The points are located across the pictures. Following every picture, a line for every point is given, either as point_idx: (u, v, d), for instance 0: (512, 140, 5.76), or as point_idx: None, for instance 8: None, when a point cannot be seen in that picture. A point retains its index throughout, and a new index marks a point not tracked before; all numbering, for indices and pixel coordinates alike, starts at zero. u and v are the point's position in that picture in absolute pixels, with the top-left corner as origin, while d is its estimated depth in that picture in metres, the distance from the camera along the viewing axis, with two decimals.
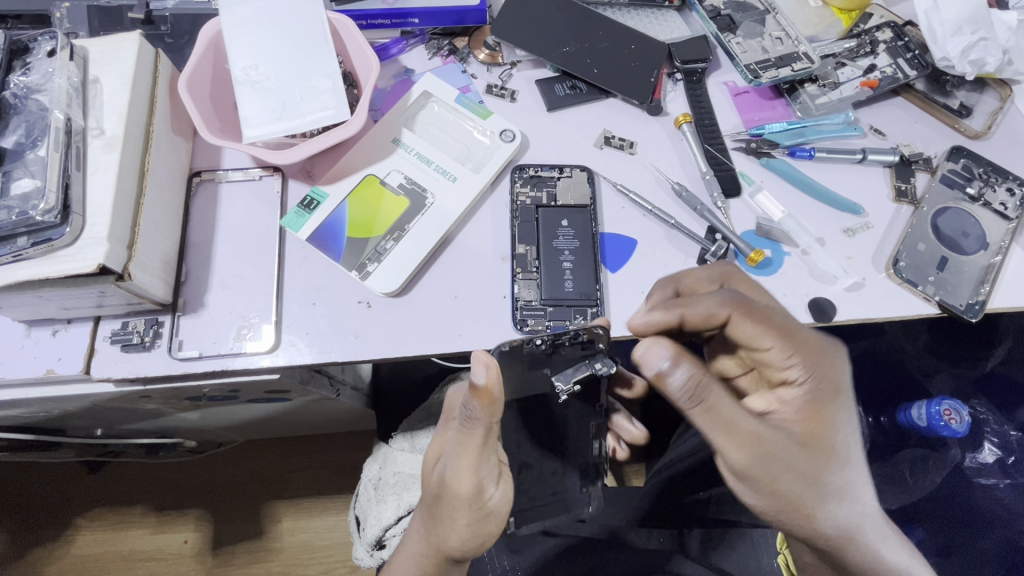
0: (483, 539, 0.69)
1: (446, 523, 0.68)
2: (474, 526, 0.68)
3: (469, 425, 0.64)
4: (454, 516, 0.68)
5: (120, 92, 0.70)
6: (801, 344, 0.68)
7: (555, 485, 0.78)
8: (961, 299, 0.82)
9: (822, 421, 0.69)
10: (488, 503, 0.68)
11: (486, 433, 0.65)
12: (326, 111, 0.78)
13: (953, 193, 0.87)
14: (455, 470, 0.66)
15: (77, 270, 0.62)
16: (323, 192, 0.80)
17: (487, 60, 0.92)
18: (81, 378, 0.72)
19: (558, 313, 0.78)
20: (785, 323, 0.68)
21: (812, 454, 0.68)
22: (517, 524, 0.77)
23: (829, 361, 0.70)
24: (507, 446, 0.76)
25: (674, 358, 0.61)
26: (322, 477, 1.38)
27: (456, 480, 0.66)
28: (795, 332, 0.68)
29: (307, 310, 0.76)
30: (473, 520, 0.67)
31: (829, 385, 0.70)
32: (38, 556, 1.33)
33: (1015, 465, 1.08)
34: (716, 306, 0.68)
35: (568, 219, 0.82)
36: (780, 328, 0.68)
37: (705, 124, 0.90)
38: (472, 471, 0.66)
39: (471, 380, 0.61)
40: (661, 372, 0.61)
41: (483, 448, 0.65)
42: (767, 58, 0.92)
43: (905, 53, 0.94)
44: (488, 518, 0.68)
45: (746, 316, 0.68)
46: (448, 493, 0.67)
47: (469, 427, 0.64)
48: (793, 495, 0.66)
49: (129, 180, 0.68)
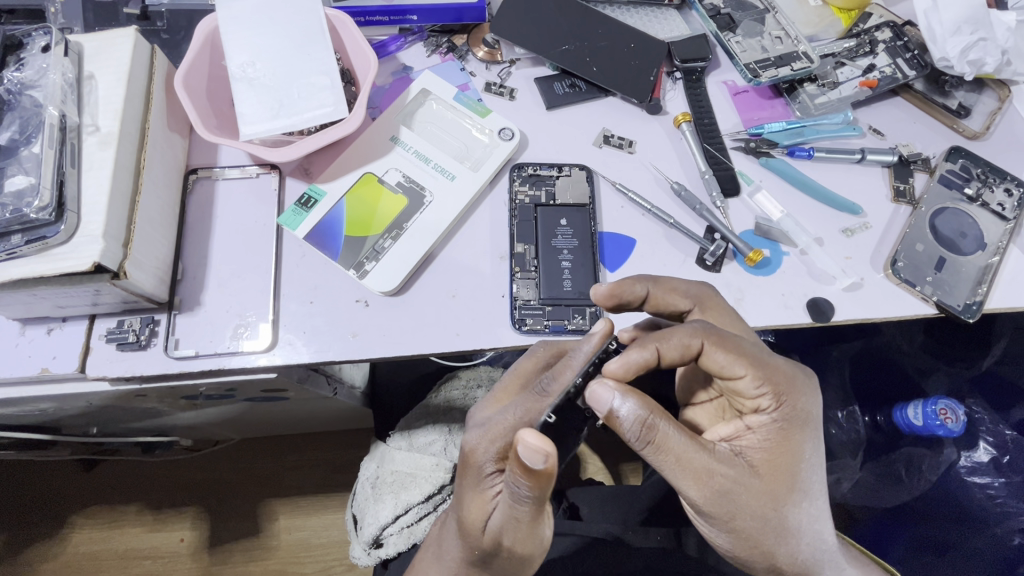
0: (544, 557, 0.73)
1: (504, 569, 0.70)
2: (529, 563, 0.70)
3: (521, 498, 0.61)
4: (517, 564, 0.68)
5: (115, 89, 0.69)
6: (768, 374, 0.64)
7: None
8: (959, 299, 0.82)
9: (789, 451, 0.65)
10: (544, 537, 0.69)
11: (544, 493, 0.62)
12: (324, 108, 0.77)
13: (952, 193, 0.87)
14: (516, 534, 0.64)
15: (72, 269, 0.61)
16: (321, 190, 0.80)
17: (486, 58, 0.91)
18: (76, 377, 0.72)
19: (557, 312, 0.77)
20: (753, 352, 0.63)
21: (775, 485, 0.64)
22: None
23: (799, 387, 0.66)
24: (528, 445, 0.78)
25: (619, 394, 0.59)
26: (320, 476, 1.37)
27: (516, 541, 0.65)
28: (764, 361, 0.64)
29: (304, 308, 0.75)
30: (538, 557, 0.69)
31: (798, 413, 0.66)
32: (33, 554, 1.33)
33: (1010, 465, 1.07)
34: (683, 337, 0.62)
35: (567, 218, 0.82)
36: (747, 359, 0.63)
37: (704, 123, 0.90)
38: (533, 530, 0.64)
39: (535, 468, 0.56)
40: (610, 409, 0.60)
41: (540, 510, 0.63)
42: (766, 57, 0.92)
43: (904, 53, 0.94)
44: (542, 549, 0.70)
45: (716, 347, 0.63)
46: (511, 549, 0.66)
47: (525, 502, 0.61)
48: (752, 532, 0.64)
49: (124, 177, 0.67)
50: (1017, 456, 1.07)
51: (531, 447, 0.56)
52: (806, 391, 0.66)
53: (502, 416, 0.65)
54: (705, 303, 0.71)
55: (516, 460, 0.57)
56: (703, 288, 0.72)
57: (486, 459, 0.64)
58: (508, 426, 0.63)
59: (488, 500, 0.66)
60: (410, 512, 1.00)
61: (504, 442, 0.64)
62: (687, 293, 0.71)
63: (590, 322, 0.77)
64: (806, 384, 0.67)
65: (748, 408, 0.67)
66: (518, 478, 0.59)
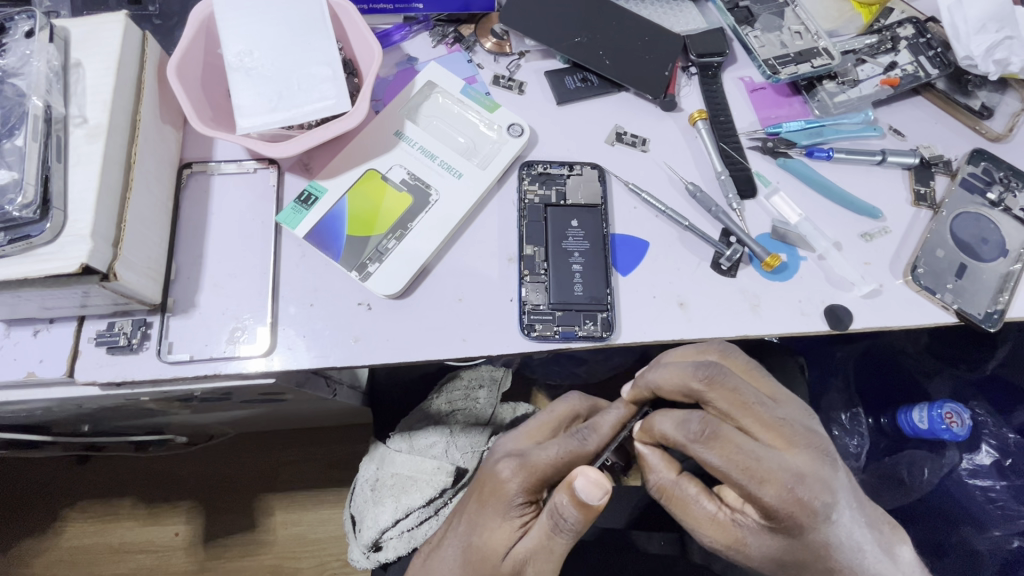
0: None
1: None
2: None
3: (560, 528, 0.62)
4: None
5: (104, 78, 0.65)
6: (763, 485, 0.57)
7: None
8: (979, 308, 0.79)
9: (790, 549, 0.60)
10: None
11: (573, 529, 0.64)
12: (326, 101, 0.73)
13: (974, 198, 0.85)
14: (539, 566, 0.65)
15: (58, 270, 0.58)
16: (322, 187, 0.76)
17: (495, 49, 0.87)
18: (65, 381, 0.68)
19: (567, 317, 0.75)
20: (749, 462, 0.57)
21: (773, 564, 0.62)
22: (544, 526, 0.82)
23: (811, 508, 0.57)
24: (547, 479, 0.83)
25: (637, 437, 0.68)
26: (317, 471, 1.35)
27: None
28: (765, 482, 0.56)
29: (304, 311, 0.72)
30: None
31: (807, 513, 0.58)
32: (24, 548, 1.30)
33: (1012, 468, 1.04)
34: (675, 428, 0.60)
35: (578, 219, 0.79)
36: (738, 468, 0.57)
37: (721, 121, 0.86)
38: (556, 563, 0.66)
39: (593, 501, 0.59)
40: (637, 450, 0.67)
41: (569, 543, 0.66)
42: (786, 53, 0.88)
43: (927, 51, 0.90)
44: None
45: (704, 451, 0.59)
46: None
47: (562, 533, 0.63)
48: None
49: (115, 173, 0.64)
50: (1019, 460, 1.04)
51: (591, 481, 0.59)
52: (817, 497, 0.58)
53: (541, 451, 0.65)
54: (710, 385, 0.61)
55: (571, 492, 0.60)
56: (706, 375, 0.61)
57: (518, 489, 0.65)
58: (547, 463, 0.64)
59: (513, 528, 0.66)
60: (410, 515, 0.97)
61: (538, 478, 0.64)
62: (688, 385, 0.62)
63: (601, 328, 0.74)
64: (825, 502, 0.58)
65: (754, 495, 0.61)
66: (568, 510, 0.61)
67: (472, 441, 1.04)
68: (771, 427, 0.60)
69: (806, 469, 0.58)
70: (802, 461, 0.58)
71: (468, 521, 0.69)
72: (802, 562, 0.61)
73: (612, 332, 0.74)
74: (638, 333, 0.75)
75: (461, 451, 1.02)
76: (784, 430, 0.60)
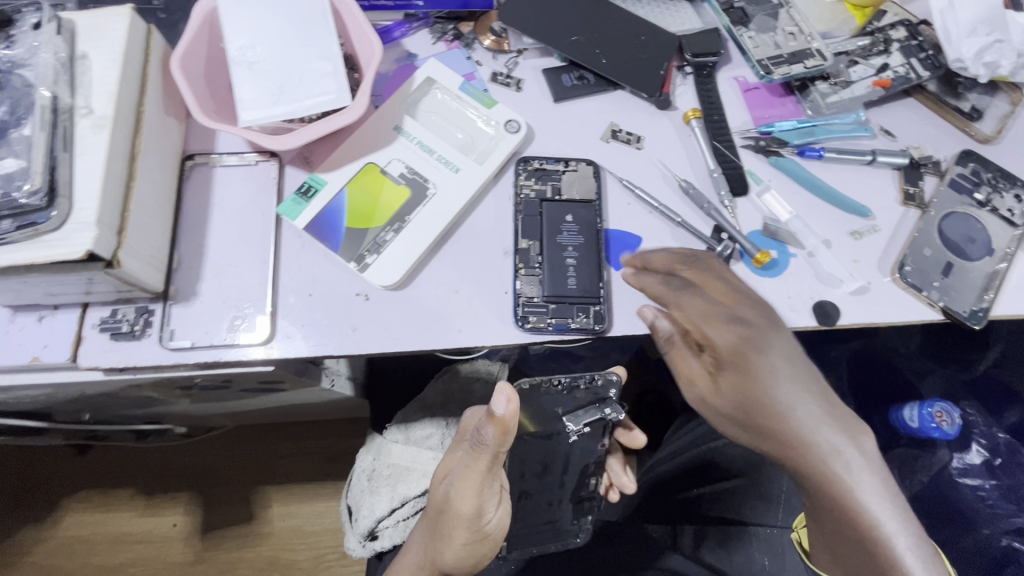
0: (482, 553, 0.79)
1: (444, 539, 0.77)
2: (470, 545, 0.77)
3: (481, 448, 0.73)
4: (454, 532, 0.76)
5: (110, 70, 0.67)
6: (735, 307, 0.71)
7: (550, 514, 0.87)
8: (965, 305, 0.81)
9: (756, 373, 0.68)
10: (487, 526, 0.76)
11: (489, 459, 0.73)
12: (327, 95, 0.75)
13: (962, 199, 0.86)
14: (462, 488, 0.74)
15: (64, 257, 0.60)
16: (322, 179, 0.78)
17: (493, 47, 0.89)
18: (68, 366, 0.70)
19: (561, 310, 0.76)
20: (714, 310, 0.71)
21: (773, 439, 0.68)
22: (508, 548, 0.87)
23: (749, 325, 0.70)
24: (512, 479, 0.83)
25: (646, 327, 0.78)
26: (314, 463, 1.37)
27: (460, 501, 0.74)
28: (721, 324, 0.70)
29: (303, 301, 0.74)
30: (472, 537, 0.76)
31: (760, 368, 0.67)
32: (24, 537, 1.32)
33: (1002, 467, 1.05)
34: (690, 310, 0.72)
35: (572, 213, 0.80)
36: (708, 315, 0.71)
37: (714, 119, 0.88)
38: (479, 488, 0.74)
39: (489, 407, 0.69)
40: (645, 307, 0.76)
41: (494, 472, 0.74)
42: (780, 53, 0.90)
43: (919, 53, 0.92)
44: (481, 541, 0.77)
45: (682, 296, 0.73)
46: (452, 508, 0.75)
47: (483, 452, 0.72)
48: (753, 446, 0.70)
49: (119, 162, 0.65)
50: (1009, 460, 1.05)
51: (500, 394, 0.69)
52: (772, 347, 0.68)
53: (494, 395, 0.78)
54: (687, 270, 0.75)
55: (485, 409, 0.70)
56: (683, 259, 0.76)
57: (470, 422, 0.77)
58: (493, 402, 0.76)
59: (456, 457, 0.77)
60: (407, 504, 0.99)
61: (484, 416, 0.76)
62: (671, 262, 0.76)
63: (594, 321, 0.76)
64: (780, 356, 0.68)
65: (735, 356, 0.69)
66: (485, 427, 0.71)
67: None
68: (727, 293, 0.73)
69: (752, 319, 0.71)
70: (749, 313, 0.71)
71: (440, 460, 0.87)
72: (768, 398, 0.67)
73: (604, 324, 0.76)
74: (630, 326, 0.76)
75: None
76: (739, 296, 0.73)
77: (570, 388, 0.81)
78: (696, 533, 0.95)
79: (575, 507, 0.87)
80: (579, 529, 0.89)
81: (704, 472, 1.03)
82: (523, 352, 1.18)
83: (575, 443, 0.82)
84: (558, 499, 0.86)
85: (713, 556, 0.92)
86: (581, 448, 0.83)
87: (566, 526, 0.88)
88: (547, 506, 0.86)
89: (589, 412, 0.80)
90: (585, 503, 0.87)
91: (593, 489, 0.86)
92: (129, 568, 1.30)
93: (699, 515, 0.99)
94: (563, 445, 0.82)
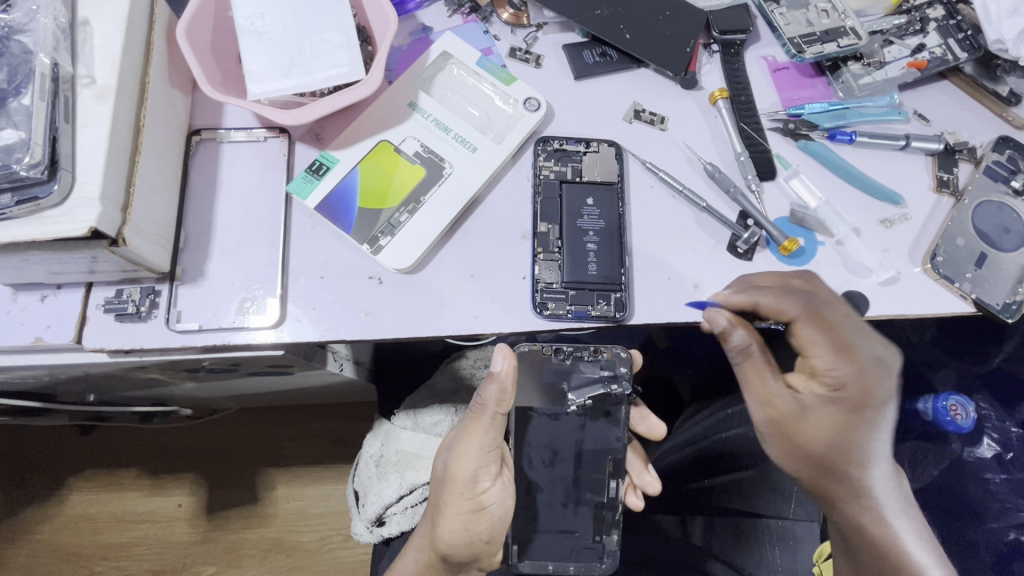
0: (479, 531, 0.76)
1: (442, 510, 0.76)
2: (466, 517, 0.75)
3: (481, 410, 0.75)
4: (451, 499, 0.75)
5: (113, 37, 0.63)
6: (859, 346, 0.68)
7: (563, 521, 0.82)
8: (997, 298, 0.78)
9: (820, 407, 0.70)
10: (484, 497, 0.75)
11: (490, 421, 0.74)
12: (339, 68, 0.71)
13: (997, 187, 0.83)
14: (461, 452, 0.75)
15: (67, 234, 0.57)
16: (333, 157, 0.75)
17: (512, 21, 0.85)
18: (72, 347, 0.68)
19: (580, 297, 0.74)
20: (844, 339, 0.68)
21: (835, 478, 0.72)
22: (518, 554, 0.82)
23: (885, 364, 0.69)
24: (518, 466, 0.81)
25: (735, 353, 0.70)
26: (320, 446, 1.35)
27: (458, 464, 0.75)
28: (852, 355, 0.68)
29: (313, 284, 0.71)
30: (470, 506, 0.75)
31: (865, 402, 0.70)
32: (30, 515, 1.31)
33: (1014, 462, 1.02)
34: (832, 366, 0.68)
35: (594, 196, 0.77)
36: (836, 343, 0.68)
37: (741, 100, 0.84)
38: (477, 452, 0.74)
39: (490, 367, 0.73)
40: (747, 344, 0.68)
41: (493, 437, 0.75)
42: (812, 31, 0.86)
43: (957, 33, 0.87)
44: (479, 512, 0.75)
45: (812, 326, 0.68)
46: (451, 474, 0.76)
47: (483, 412, 0.74)
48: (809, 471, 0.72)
49: (123, 136, 0.62)
50: (1020, 455, 1.03)
51: (497, 351, 0.73)
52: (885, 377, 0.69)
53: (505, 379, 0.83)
54: (817, 318, 0.68)
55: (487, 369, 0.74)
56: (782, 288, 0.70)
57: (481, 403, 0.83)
58: None
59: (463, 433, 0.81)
60: (415, 492, 0.97)
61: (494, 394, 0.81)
62: (772, 294, 0.69)
63: (615, 308, 0.73)
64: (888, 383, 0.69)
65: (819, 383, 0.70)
66: (485, 387, 0.74)
67: None
68: (826, 325, 0.68)
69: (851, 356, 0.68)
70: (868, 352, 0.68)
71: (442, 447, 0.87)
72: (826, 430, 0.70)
73: (625, 312, 0.73)
74: (652, 314, 0.74)
75: None
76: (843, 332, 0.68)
77: (575, 361, 0.77)
78: (705, 526, 0.94)
79: (594, 515, 0.82)
80: (599, 545, 0.83)
81: (709, 461, 0.98)
82: (532, 338, 1.15)
83: (582, 426, 0.80)
84: (570, 500, 0.82)
85: (723, 551, 0.91)
86: (589, 432, 0.80)
87: (582, 539, 0.83)
88: (557, 509, 0.82)
89: (595, 386, 0.78)
90: (605, 513, 0.82)
91: (612, 492, 0.81)
92: (135, 547, 1.29)
93: (707, 506, 0.95)
94: (570, 429, 0.80)
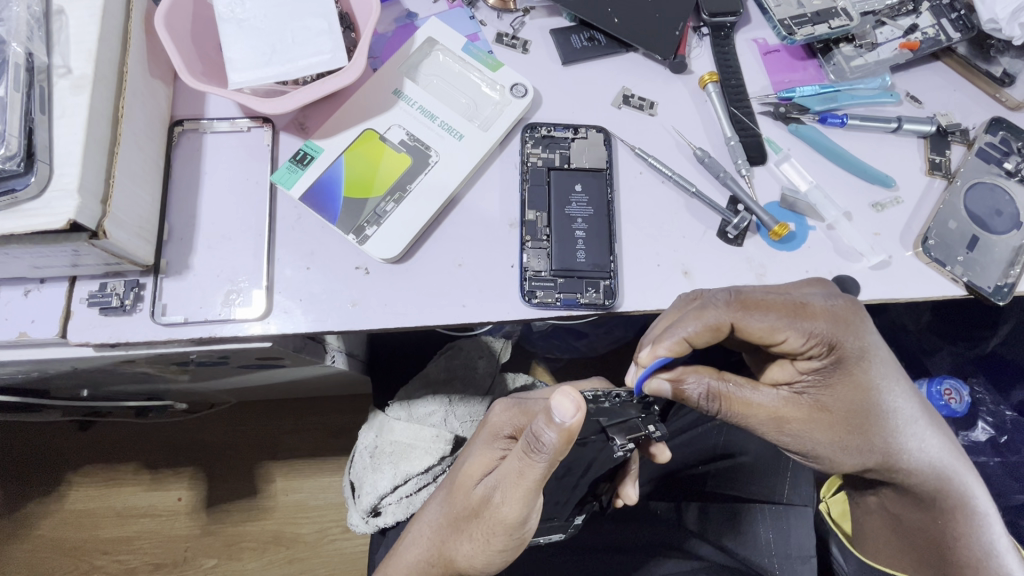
0: (508, 558, 0.73)
1: (479, 547, 0.70)
2: (507, 551, 0.71)
3: (535, 453, 0.64)
4: (491, 539, 0.69)
5: (88, 25, 0.62)
6: (815, 320, 0.63)
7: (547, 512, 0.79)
8: (989, 281, 0.77)
9: (821, 382, 0.65)
10: (528, 532, 0.70)
11: (546, 467, 0.64)
12: (322, 55, 0.71)
13: (990, 168, 0.82)
14: (509, 494, 0.67)
15: (46, 226, 0.56)
16: (318, 146, 0.74)
17: (498, 6, 0.83)
18: (58, 342, 0.67)
19: (569, 285, 0.73)
20: (790, 303, 0.64)
21: (882, 450, 0.69)
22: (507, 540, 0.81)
23: (849, 326, 0.64)
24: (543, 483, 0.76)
25: (708, 403, 0.65)
26: (317, 439, 1.36)
27: (505, 507, 0.67)
28: (808, 314, 0.63)
29: (300, 275, 0.71)
30: (510, 542, 0.70)
31: (856, 351, 0.64)
32: (31, 511, 1.31)
33: (1007, 445, 1.01)
34: (805, 337, 0.63)
35: (583, 183, 0.77)
36: (787, 312, 0.63)
37: (731, 84, 0.83)
38: (526, 496, 0.66)
39: (559, 416, 0.60)
40: (707, 388, 0.64)
41: (544, 478, 0.66)
42: (803, 13, 0.85)
43: (950, 13, 0.86)
44: (519, 543, 0.71)
45: (749, 313, 0.64)
46: (495, 515, 0.68)
47: (539, 458, 0.63)
48: (841, 456, 0.68)
49: (102, 126, 0.62)
50: (1014, 437, 1.02)
51: (567, 398, 0.61)
52: (862, 321, 0.65)
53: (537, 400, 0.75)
54: (748, 304, 0.64)
55: (547, 414, 0.62)
56: (710, 296, 0.67)
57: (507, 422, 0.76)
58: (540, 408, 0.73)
59: (493, 458, 0.73)
60: (409, 482, 0.97)
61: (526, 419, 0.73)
62: (703, 309, 0.65)
63: (604, 296, 0.73)
64: (863, 326, 0.65)
65: (799, 356, 0.65)
66: (541, 432, 0.62)
67: (471, 411, 1.04)
68: (763, 304, 0.64)
69: (810, 317, 0.63)
70: (816, 313, 0.63)
71: (461, 458, 0.77)
72: (834, 392, 0.65)
73: (615, 300, 0.73)
74: (642, 301, 0.73)
75: (460, 420, 1.03)
76: (799, 306, 0.64)
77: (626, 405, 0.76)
78: (700, 511, 0.92)
79: (578, 507, 0.81)
80: (568, 525, 0.84)
81: (704, 447, 0.98)
82: (527, 327, 1.15)
83: (601, 450, 0.75)
84: (566, 500, 0.79)
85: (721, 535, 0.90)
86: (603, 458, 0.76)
87: (558, 523, 0.81)
88: (551, 506, 0.79)
89: (635, 427, 0.72)
90: (588, 500, 0.82)
91: (600, 490, 0.83)
92: (136, 541, 1.30)
93: (702, 493, 0.93)
94: (591, 450, 0.75)
